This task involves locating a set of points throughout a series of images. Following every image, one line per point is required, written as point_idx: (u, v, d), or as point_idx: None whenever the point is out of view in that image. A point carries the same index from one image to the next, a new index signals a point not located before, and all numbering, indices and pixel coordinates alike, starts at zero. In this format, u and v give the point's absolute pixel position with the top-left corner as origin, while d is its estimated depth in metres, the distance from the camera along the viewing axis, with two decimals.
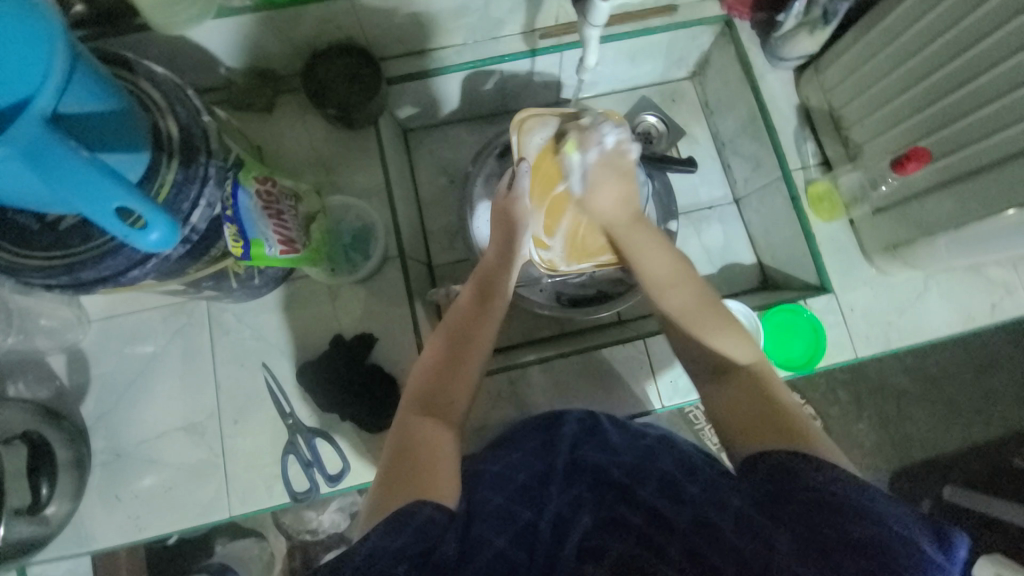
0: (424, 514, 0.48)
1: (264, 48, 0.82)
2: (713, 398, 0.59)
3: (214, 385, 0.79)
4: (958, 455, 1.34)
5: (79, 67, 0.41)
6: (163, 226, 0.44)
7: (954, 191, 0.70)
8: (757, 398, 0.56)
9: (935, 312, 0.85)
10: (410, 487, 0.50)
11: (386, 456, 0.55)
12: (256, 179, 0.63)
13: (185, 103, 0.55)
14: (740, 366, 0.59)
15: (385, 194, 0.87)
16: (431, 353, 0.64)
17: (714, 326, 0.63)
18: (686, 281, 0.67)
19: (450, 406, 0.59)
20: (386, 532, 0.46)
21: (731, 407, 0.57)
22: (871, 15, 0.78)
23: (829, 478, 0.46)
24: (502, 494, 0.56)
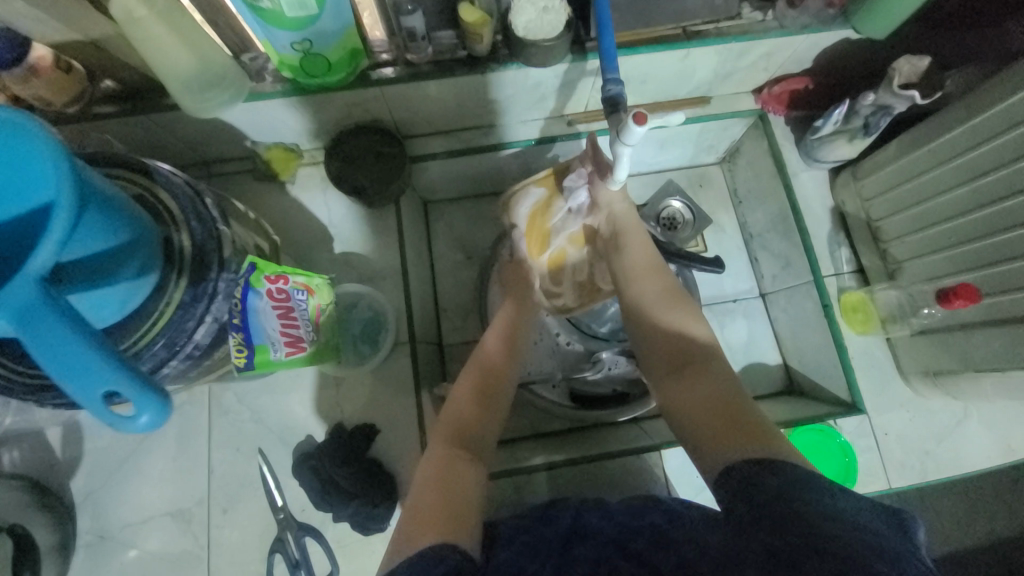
0: (451, 558, 0.45)
1: (291, 125, 0.82)
2: (679, 400, 0.56)
3: (207, 470, 0.76)
4: (983, 554, 1.28)
5: (89, 205, 0.39)
6: (152, 409, 0.41)
7: (1001, 332, 0.65)
8: (712, 392, 0.55)
9: (976, 443, 0.78)
10: (434, 529, 0.48)
11: (417, 481, 0.55)
12: (271, 278, 0.60)
13: (204, 215, 0.53)
14: (703, 360, 0.58)
15: (400, 276, 0.85)
16: (464, 382, 0.64)
17: (678, 313, 0.63)
18: (656, 273, 0.67)
19: (480, 441, 0.59)
20: (419, 569, 0.44)
21: (694, 416, 0.54)
22: (917, 130, 0.74)
23: (784, 477, 0.44)
24: (510, 549, 0.52)
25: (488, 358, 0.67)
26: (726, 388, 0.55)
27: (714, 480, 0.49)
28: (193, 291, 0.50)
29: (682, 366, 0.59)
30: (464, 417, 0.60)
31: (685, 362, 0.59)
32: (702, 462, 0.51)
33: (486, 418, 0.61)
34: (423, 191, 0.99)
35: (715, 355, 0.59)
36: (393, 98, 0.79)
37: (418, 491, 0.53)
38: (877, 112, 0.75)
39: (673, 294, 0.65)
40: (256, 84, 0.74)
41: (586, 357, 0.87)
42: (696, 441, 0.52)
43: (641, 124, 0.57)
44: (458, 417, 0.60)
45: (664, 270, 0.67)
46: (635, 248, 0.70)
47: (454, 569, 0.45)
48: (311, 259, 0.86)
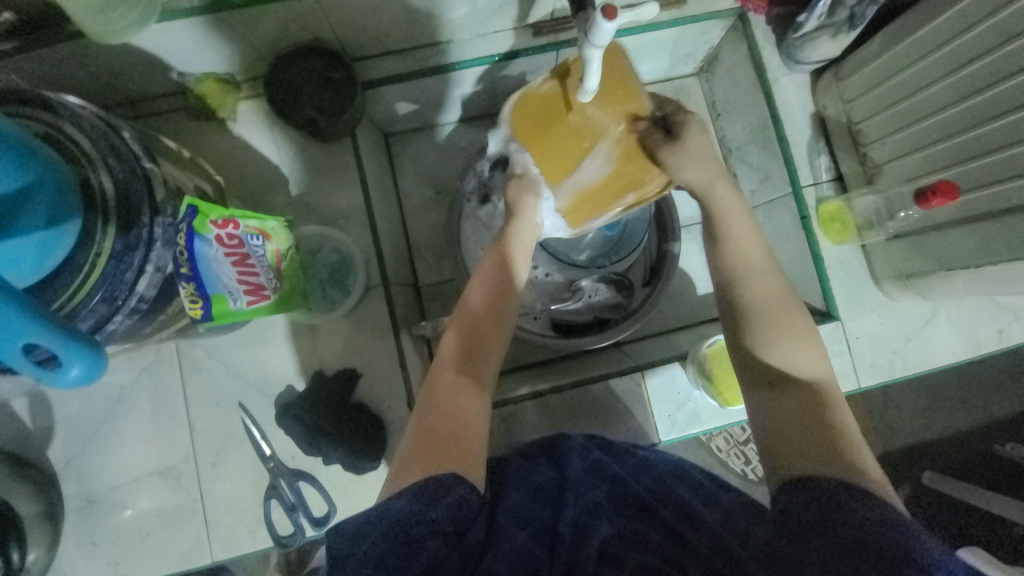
0: (458, 493, 0.48)
1: (223, 51, 0.72)
2: (766, 410, 0.53)
3: (188, 428, 0.75)
4: (939, 440, 1.41)
5: None
6: (84, 363, 0.40)
7: (977, 229, 0.65)
8: (813, 416, 0.51)
9: (942, 340, 0.81)
10: (435, 460, 0.50)
11: (417, 414, 0.54)
12: (219, 222, 0.55)
13: (123, 152, 0.47)
14: (805, 381, 0.53)
15: (366, 216, 0.80)
16: (462, 312, 0.60)
17: (792, 334, 0.55)
18: (767, 276, 0.58)
19: (481, 372, 0.57)
20: (422, 501, 0.47)
21: (792, 431, 0.50)
22: (904, 19, 0.70)
23: (878, 516, 0.43)
24: (521, 493, 0.58)
25: (475, 309, 0.60)
26: (815, 403, 0.51)
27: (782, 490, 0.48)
28: (127, 237, 0.45)
29: (785, 379, 0.53)
30: (462, 360, 0.58)
31: (796, 379, 0.53)
32: (772, 466, 0.50)
33: (484, 350, 0.59)
34: (382, 122, 0.91)
35: (822, 386, 0.53)
36: (335, 13, 0.70)
37: (419, 421, 0.53)
38: (864, 1, 0.70)
39: (789, 317, 0.56)
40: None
41: (566, 287, 0.85)
42: (769, 446, 0.51)
43: (611, 21, 0.50)
44: (459, 346, 0.58)
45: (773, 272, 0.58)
46: (741, 234, 0.59)
47: (462, 504, 0.48)
48: (267, 205, 0.80)
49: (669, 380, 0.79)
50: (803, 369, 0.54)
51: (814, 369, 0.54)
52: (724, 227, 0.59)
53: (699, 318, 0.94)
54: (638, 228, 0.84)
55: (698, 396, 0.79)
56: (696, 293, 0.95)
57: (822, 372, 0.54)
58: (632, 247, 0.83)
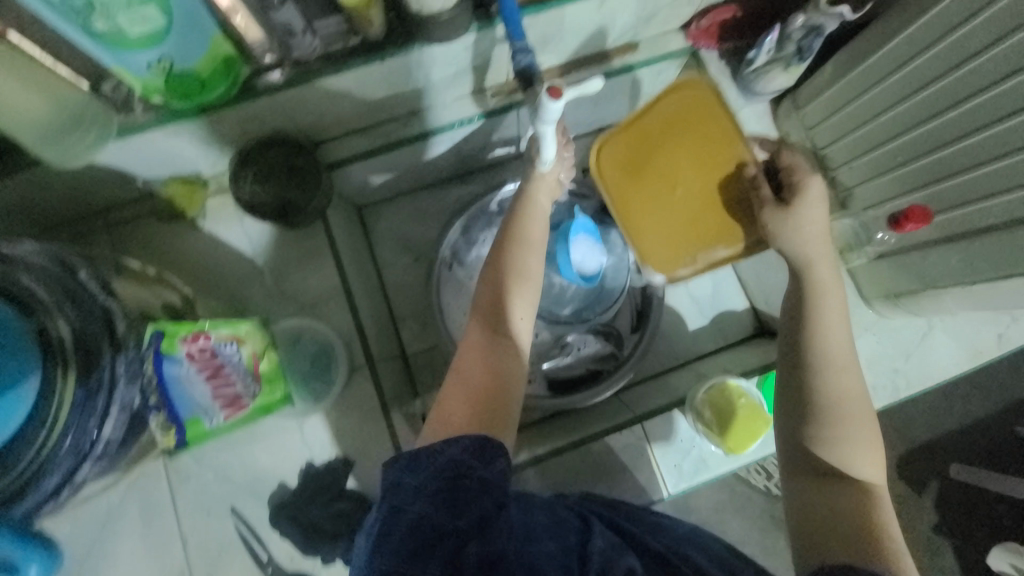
0: (497, 470, 0.47)
1: (186, 154, 0.73)
2: (806, 497, 0.54)
3: (180, 541, 0.72)
4: (959, 433, 1.37)
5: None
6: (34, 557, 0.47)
7: (959, 248, 0.64)
8: (855, 513, 0.52)
9: (942, 352, 0.79)
10: (473, 431, 0.51)
11: (452, 378, 0.56)
12: (189, 337, 0.53)
13: (82, 290, 0.47)
14: (859, 482, 0.55)
15: (344, 296, 0.79)
16: (492, 274, 0.61)
17: (856, 439, 0.56)
18: (838, 374, 0.58)
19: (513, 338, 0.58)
20: (477, 455, 0.46)
21: (824, 516, 0.52)
22: (852, 48, 0.71)
23: None
24: (546, 513, 0.53)
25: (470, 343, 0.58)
26: (863, 509, 0.52)
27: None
28: (88, 386, 0.44)
29: (834, 471, 0.55)
30: (494, 326, 0.58)
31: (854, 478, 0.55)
32: (800, 552, 0.51)
33: (519, 313, 0.59)
34: (353, 197, 0.91)
35: (875, 493, 0.54)
36: (292, 106, 0.71)
37: (448, 395, 0.55)
38: (809, 34, 0.71)
39: (852, 425, 0.57)
40: (126, 117, 0.64)
41: (554, 343, 0.85)
42: (808, 524, 0.52)
43: (556, 100, 0.51)
44: (489, 309, 0.59)
45: (852, 374, 0.59)
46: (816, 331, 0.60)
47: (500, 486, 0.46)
48: (244, 297, 0.79)
49: (669, 429, 0.76)
50: (855, 470, 0.55)
51: (868, 471, 0.56)
52: (813, 301, 0.62)
53: (689, 353, 0.94)
54: (619, 275, 0.85)
55: (701, 441, 0.76)
56: (688, 328, 0.95)
57: (874, 477, 0.56)
58: (615, 294, 0.84)
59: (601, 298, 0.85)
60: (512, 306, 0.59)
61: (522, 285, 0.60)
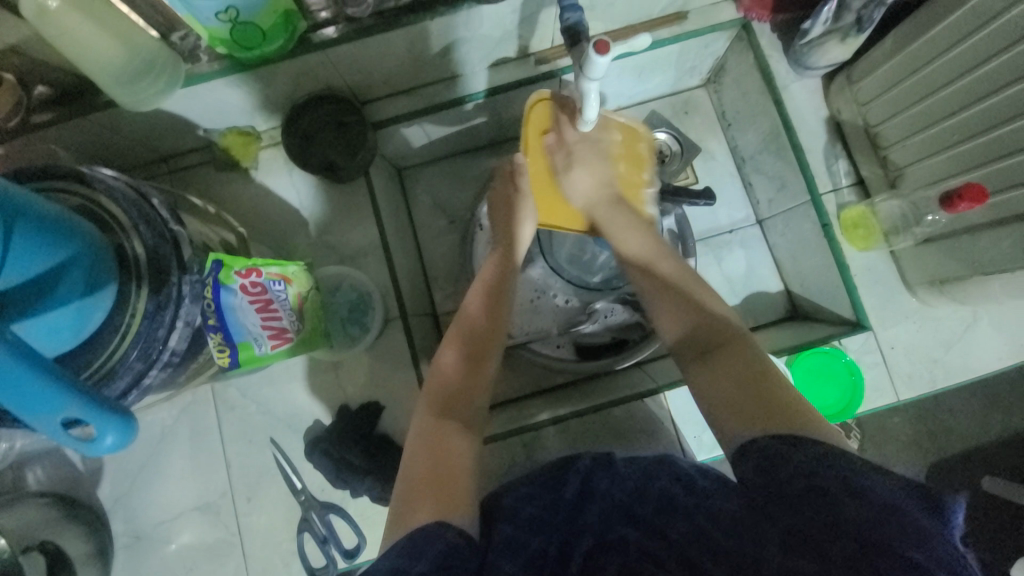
0: (447, 539, 0.45)
1: (242, 106, 0.77)
2: (700, 383, 0.56)
3: (224, 465, 0.78)
4: (999, 444, 1.31)
5: (25, 222, 0.38)
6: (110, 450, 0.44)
7: (1012, 230, 0.62)
8: (740, 371, 0.54)
9: (986, 345, 0.76)
10: (428, 508, 0.48)
11: (407, 458, 0.54)
12: (242, 272, 0.57)
13: (152, 216, 0.51)
14: (726, 342, 0.57)
15: (382, 251, 0.83)
16: (458, 340, 0.63)
17: (698, 301, 0.62)
18: (662, 261, 0.67)
19: (471, 415, 0.58)
20: (407, 555, 0.44)
21: (728, 396, 0.53)
22: (915, 20, 0.67)
23: (815, 453, 0.44)
24: (513, 523, 0.52)
25: (473, 322, 0.64)
26: (748, 372, 0.54)
27: (739, 457, 0.49)
28: (158, 300, 0.49)
29: (707, 344, 0.58)
30: (451, 396, 0.59)
31: (714, 336, 0.58)
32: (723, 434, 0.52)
33: (475, 387, 0.60)
34: (394, 159, 0.94)
35: (741, 336, 0.58)
36: (342, 62, 0.73)
37: (404, 478, 0.52)
38: (870, 3, 0.68)
39: (692, 277, 0.65)
40: (192, 66, 0.69)
41: (582, 310, 0.86)
42: (716, 411, 0.53)
43: (604, 55, 0.52)
44: (445, 392, 0.59)
45: (669, 256, 0.67)
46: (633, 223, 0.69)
47: (452, 552, 0.45)
48: (289, 246, 0.84)
49: (692, 400, 0.77)
50: (717, 328, 0.59)
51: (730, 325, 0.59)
52: (610, 227, 0.69)
53: None
54: None
55: None
56: None
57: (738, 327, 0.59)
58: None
59: None
60: (475, 377, 0.61)
61: (485, 359, 0.63)
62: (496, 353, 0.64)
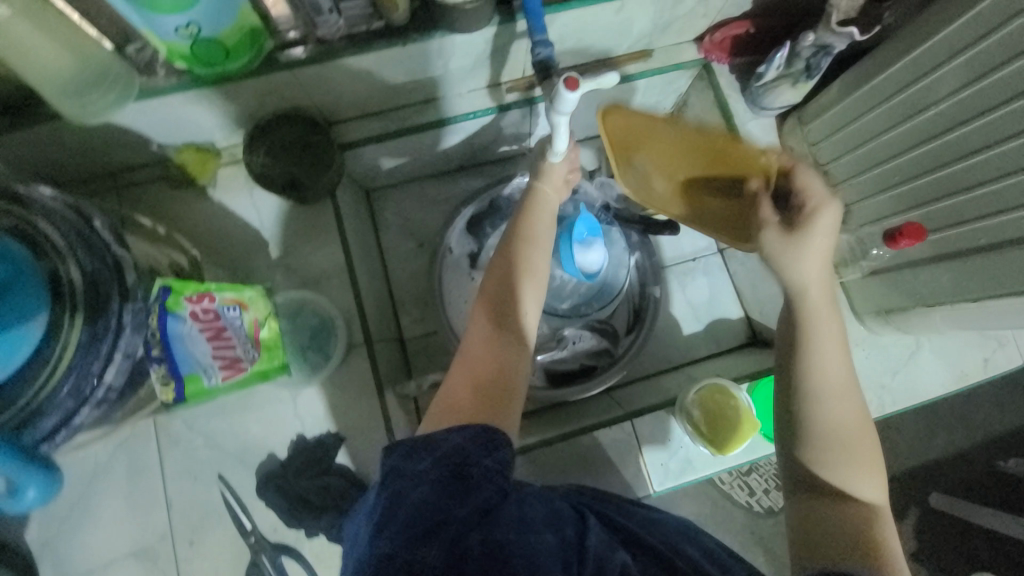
0: (496, 453, 0.47)
1: (203, 123, 0.74)
2: (808, 510, 0.54)
3: (165, 504, 0.72)
4: (942, 462, 1.39)
5: None
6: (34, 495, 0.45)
7: (949, 267, 0.67)
8: (862, 531, 0.51)
9: (930, 371, 0.81)
10: (472, 420, 0.50)
11: (454, 366, 0.56)
12: (193, 297, 0.54)
13: (93, 239, 0.47)
14: (859, 503, 0.53)
15: (347, 275, 0.80)
16: (502, 262, 0.60)
17: (852, 456, 0.55)
18: (839, 408, 0.56)
19: (517, 332, 0.57)
20: (478, 445, 0.46)
21: (819, 531, 0.51)
22: (859, 70, 0.73)
23: None
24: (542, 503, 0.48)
25: (496, 266, 0.60)
26: (867, 535, 0.50)
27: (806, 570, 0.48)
28: (94, 330, 0.45)
29: (836, 488, 0.54)
30: (495, 317, 0.57)
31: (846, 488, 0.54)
32: (798, 552, 0.51)
33: (524, 306, 0.58)
34: (362, 180, 0.93)
35: (879, 511, 0.53)
36: (312, 83, 0.72)
37: (446, 393, 0.54)
38: (818, 52, 0.73)
39: (863, 442, 0.56)
40: (148, 79, 0.65)
41: (552, 336, 0.86)
42: (805, 531, 0.52)
43: (573, 91, 0.53)
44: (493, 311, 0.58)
45: (851, 407, 0.56)
46: (814, 366, 0.57)
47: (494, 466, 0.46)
48: (249, 267, 0.80)
49: (659, 427, 0.77)
50: (857, 487, 0.54)
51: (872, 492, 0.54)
52: (814, 352, 0.57)
53: (683, 357, 0.95)
54: (618, 276, 0.87)
55: (690, 442, 0.77)
56: (683, 332, 0.96)
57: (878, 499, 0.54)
58: (613, 292, 0.86)
59: (599, 295, 0.87)
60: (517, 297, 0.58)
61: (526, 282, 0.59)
62: (530, 321, 0.58)
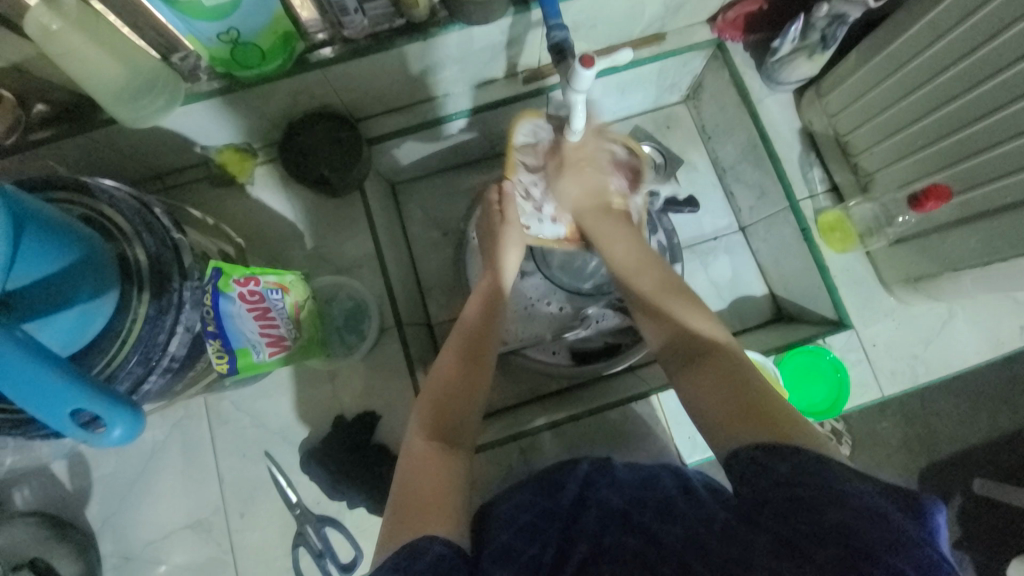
0: (434, 551, 0.45)
1: (240, 124, 0.79)
2: (688, 392, 0.55)
3: (217, 479, 0.77)
4: (986, 446, 1.34)
5: (34, 215, 0.40)
6: (125, 423, 0.43)
7: (977, 228, 0.66)
8: (736, 383, 0.52)
9: (963, 340, 0.79)
10: (421, 524, 0.48)
11: (400, 467, 0.55)
12: (241, 280, 0.58)
13: (153, 224, 0.52)
14: (714, 349, 0.56)
15: (377, 263, 0.84)
16: (453, 342, 0.65)
17: (679, 309, 0.61)
18: (640, 274, 0.66)
19: (459, 430, 0.58)
20: (402, 566, 0.44)
21: (708, 405, 0.52)
22: (876, 37, 0.73)
23: (796, 463, 0.43)
24: (510, 531, 0.52)
25: (469, 323, 0.67)
26: (736, 380, 0.52)
27: (730, 461, 0.47)
28: (158, 304, 0.50)
29: (693, 347, 0.57)
30: (442, 393, 0.60)
31: (699, 346, 0.57)
32: (720, 438, 0.50)
33: (462, 390, 0.60)
34: (388, 174, 0.97)
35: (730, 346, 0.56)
36: (339, 81, 0.76)
37: (402, 488, 0.52)
38: (832, 23, 0.73)
39: (671, 289, 0.63)
40: (192, 85, 0.71)
41: (575, 315, 0.88)
42: (706, 423, 0.52)
43: (589, 69, 0.55)
44: (435, 404, 0.59)
45: (655, 269, 0.66)
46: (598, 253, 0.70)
47: (440, 562, 0.44)
48: (286, 259, 0.85)
49: None
50: (704, 338, 0.57)
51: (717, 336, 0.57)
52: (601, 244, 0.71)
53: None
54: None
55: None
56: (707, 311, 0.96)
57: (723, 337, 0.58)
58: None
59: None
60: (465, 378, 0.61)
61: (477, 363, 0.63)
62: (490, 361, 0.64)
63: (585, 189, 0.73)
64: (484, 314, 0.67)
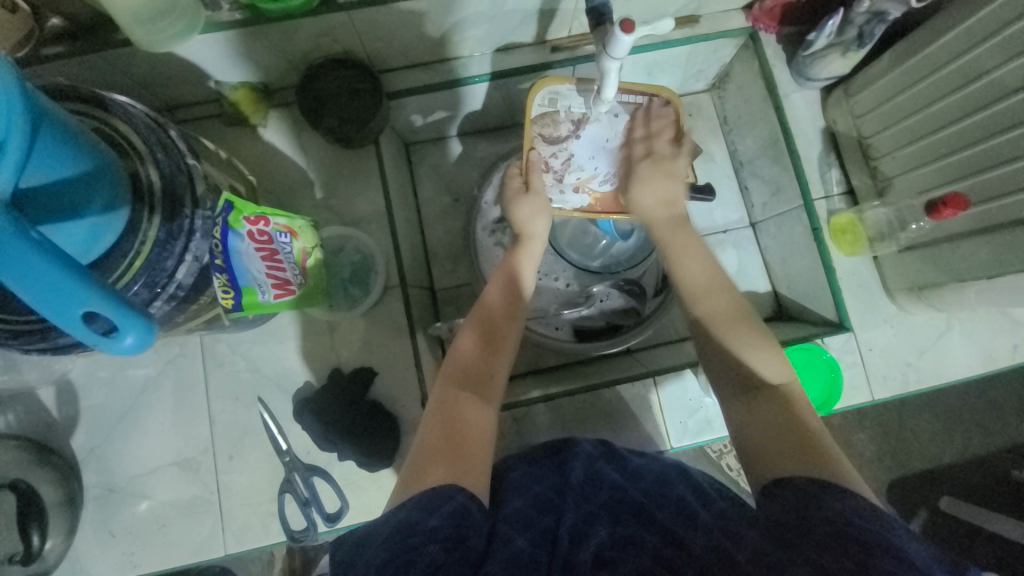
0: (458, 500, 0.50)
1: (257, 62, 0.77)
2: (741, 420, 0.57)
3: (207, 420, 0.76)
4: (957, 465, 1.38)
5: (51, 120, 0.39)
6: (137, 331, 0.43)
7: (990, 240, 0.67)
8: (792, 426, 0.54)
9: (956, 353, 0.81)
10: (442, 472, 0.52)
11: (425, 421, 0.59)
12: (252, 218, 0.57)
13: (168, 147, 0.51)
14: (771, 388, 0.58)
15: (386, 221, 0.83)
16: (481, 314, 0.67)
17: (749, 343, 0.61)
18: (718, 296, 0.65)
19: (486, 389, 0.61)
20: (421, 510, 0.49)
21: (757, 435, 0.55)
22: (912, 40, 0.72)
23: (852, 507, 0.45)
24: (524, 498, 0.56)
25: (491, 305, 0.67)
26: (787, 415, 0.55)
27: (767, 492, 0.50)
28: (168, 228, 0.49)
29: (749, 380, 0.59)
30: (469, 366, 0.62)
31: (751, 378, 0.59)
32: (754, 474, 0.53)
33: (491, 367, 0.63)
34: (403, 133, 0.95)
35: (787, 388, 0.58)
36: (365, 29, 0.74)
37: (421, 445, 0.56)
38: (871, 20, 0.72)
39: (743, 321, 0.63)
40: (212, 14, 0.68)
41: (581, 293, 0.88)
42: (751, 452, 0.54)
43: (628, 34, 0.53)
44: (459, 372, 0.62)
45: (728, 293, 0.65)
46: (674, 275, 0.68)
47: (462, 511, 0.49)
48: (294, 207, 0.84)
49: (681, 386, 0.78)
50: (766, 373, 0.59)
51: (778, 373, 0.59)
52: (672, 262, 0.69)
53: None
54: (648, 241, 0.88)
55: (710, 402, 0.79)
56: None
57: (784, 376, 0.59)
58: (643, 255, 0.88)
59: (624, 259, 0.88)
60: (489, 351, 0.64)
61: (500, 332, 0.65)
62: (514, 335, 0.66)
63: (664, 199, 0.70)
64: (507, 286, 0.69)
